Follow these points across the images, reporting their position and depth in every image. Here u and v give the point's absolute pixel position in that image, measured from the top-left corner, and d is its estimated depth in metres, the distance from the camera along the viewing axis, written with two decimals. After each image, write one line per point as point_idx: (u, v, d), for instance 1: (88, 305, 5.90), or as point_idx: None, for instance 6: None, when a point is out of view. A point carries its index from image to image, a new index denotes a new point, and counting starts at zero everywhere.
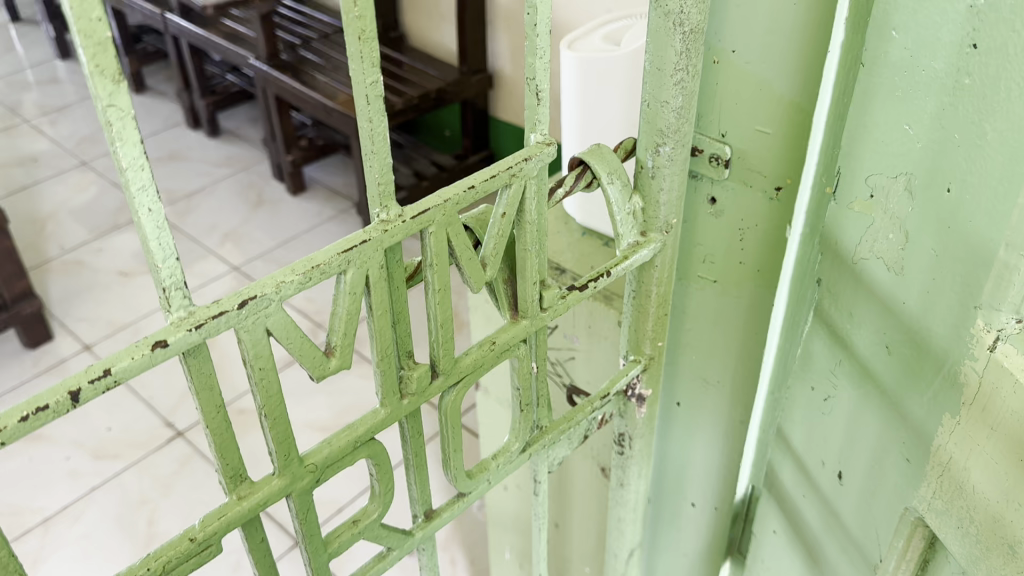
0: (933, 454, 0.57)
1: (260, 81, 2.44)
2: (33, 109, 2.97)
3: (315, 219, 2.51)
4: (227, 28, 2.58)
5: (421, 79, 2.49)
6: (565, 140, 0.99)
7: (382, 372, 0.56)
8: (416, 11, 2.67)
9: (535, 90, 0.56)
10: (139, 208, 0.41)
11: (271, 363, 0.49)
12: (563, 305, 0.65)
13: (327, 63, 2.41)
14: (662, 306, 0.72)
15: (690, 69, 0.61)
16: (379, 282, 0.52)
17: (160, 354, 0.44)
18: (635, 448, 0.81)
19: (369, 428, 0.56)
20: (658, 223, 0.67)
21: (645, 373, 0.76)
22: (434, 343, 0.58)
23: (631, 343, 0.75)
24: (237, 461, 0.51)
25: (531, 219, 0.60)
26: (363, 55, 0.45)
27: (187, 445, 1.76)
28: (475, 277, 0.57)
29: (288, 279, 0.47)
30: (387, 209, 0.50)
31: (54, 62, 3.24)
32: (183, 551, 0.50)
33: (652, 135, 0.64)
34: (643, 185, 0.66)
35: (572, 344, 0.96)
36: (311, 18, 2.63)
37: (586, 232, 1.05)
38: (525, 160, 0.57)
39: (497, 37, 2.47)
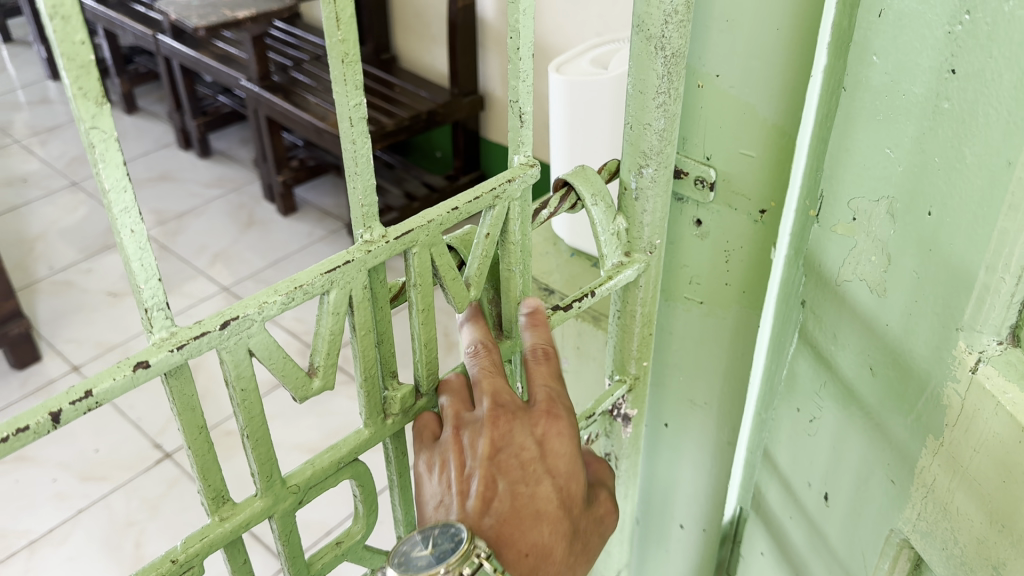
0: (917, 474, 0.57)
1: (252, 102, 2.45)
2: (24, 129, 2.97)
3: (306, 240, 2.53)
4: (219, 49, 2.60)
5: (412, 100, 2.51)
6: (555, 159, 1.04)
7: (366, 394, 0.56)
8: (408, 34, 2.69)
9: (519, 113, 0.56)
10: (122, 229, 0.41)
11: (252, 385, 0.49)
12: (547, 327, 0.65)
13: (319, 85, 2.43)
14: (646, 325, 0.73)
15: (671, 92, 0.61)
16: (362, 302, 0.52)
17: (141, 374, 0.44)
18: (621, 466, 0.83)
19: (352, 448, 0.56)
20: (641, 243, 0.68)
21: (630, 393, 0.76)
22: (417, 363, 0.59)
23: (617, 361, 0.75)
24: (219, 483, 0.51)
25: (516, 240, 0.61)
26: (346, 77, 0.45)
27: (175, 467, 1.74)
28: (459, 298, 0.58)
29: (271, 300, 0.47)
30: (370, 231, 0.51)
31: (45, 83, 3.25)
32: (165, 572, 0.49)
33: (635, 156, 0.64)
34: (626, 207, 0.67)
35: (562, 365, 0.99)
36: (303, 40, 2.65)
37: (574, 253, 1.07)
38: (509, 181, 0.57)
39: (489, 59, 2.50)
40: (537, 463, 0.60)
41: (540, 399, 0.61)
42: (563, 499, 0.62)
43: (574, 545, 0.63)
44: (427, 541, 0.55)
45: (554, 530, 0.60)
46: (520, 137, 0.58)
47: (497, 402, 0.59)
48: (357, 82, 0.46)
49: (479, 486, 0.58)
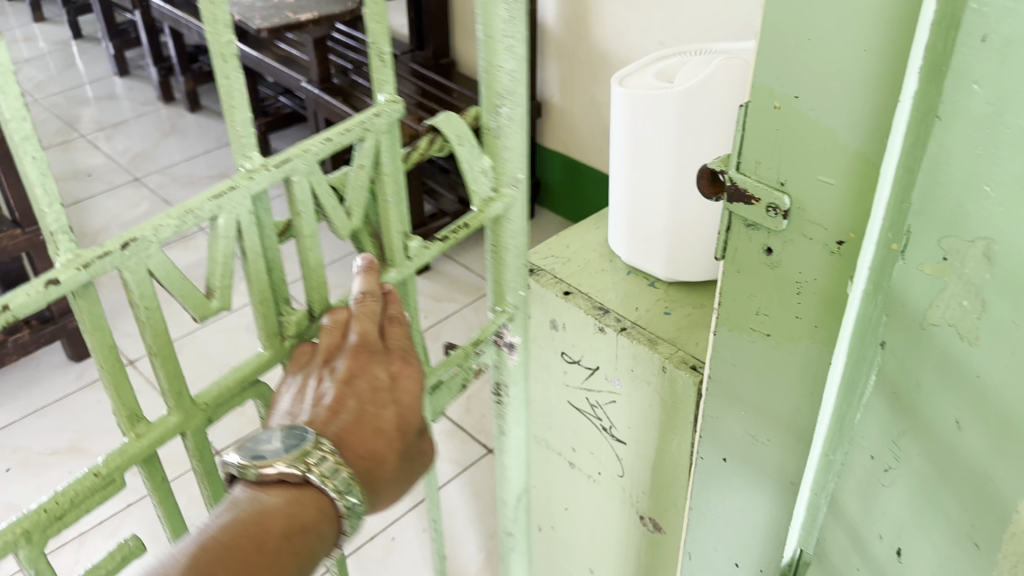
0: (1012, 532, 0.60)
1: (311, 104, 2.46)
2: (91, 124, 3.04)
3: None
4: (282, 51, 2.63)
5: (469, 105, 2.48)
6: (612, 168, 1.05)
7: (262, 316, 0.66)
8: (468, 39, 2.70)
9: (378, 54, 0.66)
10: (24, 155, 0.48)
11: (154, 301, 0.58)
12: (426, 254, 0.77)
13: (378, 88, 2.44)
14: (517, 257, 0.88)
15: (517, 35, 0.75)
16: (248, 225, 0.61)
17: (52, 290, 0.51)
18: (510, 394, 0.98)
19: (253, 368, 0.66)
20: (507, 177, 0.81)
21: (511, 322, 0.92)
22: (309, 288, 0.69)
23: (496, 295, 0.90)
24: (132, 402, 0.60)
25: (388, 172, 0.71)
26: (215, 19, 0.54)
27: None
28: (341, 224, 0.67)
29: (165, 224, 0.55)
30: (250, 160, 0.60)
31: (113, 79, 3.32)
32: (89, 484, 0.58)
33: (492, 99, 0.78)
34: (490, 146, 0.80)
35: (614, 387, 1.03)
36: (364, 43, 2.68)
37: (631, 270, 1.09)
38: (375, 116, 0.67)
39: (548, 65, 2.54)
40: (385, 392, 0.68)
41: (398, 344, 0.70)
42: (401, 427, 0.69)
43: (403, 462, 0.69)
44: (275, 438, 0.62)
45: (389, 446, 0.67)
46: (380, 78, 0.68)
47: (363, 339, 0.67)
48: (227, 20, 0.55)
49: (331, 401, 0.65)
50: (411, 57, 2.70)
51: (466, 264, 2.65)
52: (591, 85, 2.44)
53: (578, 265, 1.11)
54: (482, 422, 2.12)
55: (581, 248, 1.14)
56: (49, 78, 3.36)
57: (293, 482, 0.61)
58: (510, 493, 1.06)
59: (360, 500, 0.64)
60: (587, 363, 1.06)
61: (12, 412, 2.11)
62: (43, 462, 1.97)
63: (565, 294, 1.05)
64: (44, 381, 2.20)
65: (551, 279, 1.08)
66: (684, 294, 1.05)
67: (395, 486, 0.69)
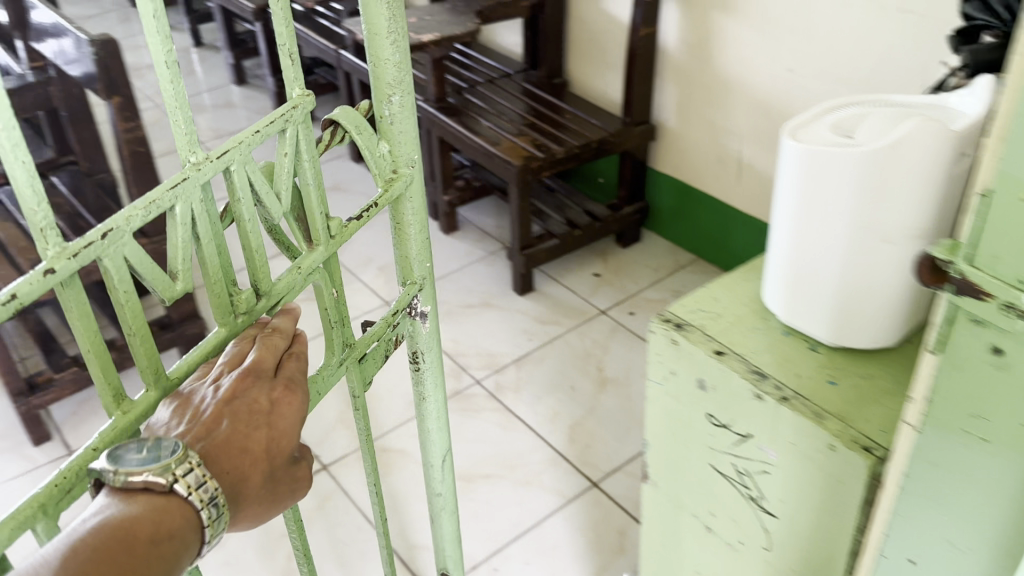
0: None
1: (426, 122, 2.60)
2: (208, 131, 3.14)
3: (465, 258, 2.78)
4: (399, 69, 2.79)
5: (581, 126, 2.49)
6: (775, 225, 1.00)
7: (217, 298, 0.74)
8: (582, 58, 2.68)
9: (290, 53, 0.75)
10: (13, 159, 0.54)
11: (130, 287, 0.65)
12: (346, 231, 0.88)
13: (492, 108, 2.58)
14: (415, 229, 1.03)
15: (399, 31, 0.89)
16: (200, 210, 0.68)
17: (49, 278, 0.57)
18: (426, 358, 1.13)
19: (213, 345, 0.76)
20: (402, 159, 0.96)
21: (421, 294, 1.08)
22: (251, 272, 0.77)
23: (404, 273, 1.06)
24: (114, 385, 0.67)
25: (308, 159, 0.81)
26: (158, 21, 0.60)
27: (331, 480, 2.05)
28: (273, 206, 0.77)
29: (134, 213, 0.62)
30: (195, 154, 0.66)
31: (230, 87, 3.42)
32: (89, 458, 0.66)
33: (383, 90, 0.91)
34: (386, 132, 0.94)
35: (767, 458, 0.99)
36: (477, 62, 2.83)
37: (789, 330, 1.04)
38: (294, 107, 0.77)
39: (665, 87, 2.50)
40: (260, 415, 0.76)
41: (280, 378, 0.80)
42: (270, 448, 0.76)
43: (264, 489, 0.76)
44: (145, 445, 0.66)
45: (254, 464, 0.75)
46: (293, 74, 0.77)
47: (254, 364, 0.78)
48: (165, 22, 0.61)
49: (210, 417, 0.74)
50: (524, 77, 2.74)
51: (571, 286, 2.61)
52: (712, 109, 2.40)
53: (730, 319, 1.06)
54: (585, 453, 2.08)
55: (731, 300, 1.09)
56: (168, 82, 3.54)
57: (159, 491, 0.66)
58: (434, 458, 1.25)
59: (222, 509, 0.70)
60: (738, 429, 1.01)
61: None
62: None
63: (718, 355, 1.00)
64: None
65: (701, 336, 1.03)
66: (851, 361, 1.00)
67: (255, 505, 0.75)
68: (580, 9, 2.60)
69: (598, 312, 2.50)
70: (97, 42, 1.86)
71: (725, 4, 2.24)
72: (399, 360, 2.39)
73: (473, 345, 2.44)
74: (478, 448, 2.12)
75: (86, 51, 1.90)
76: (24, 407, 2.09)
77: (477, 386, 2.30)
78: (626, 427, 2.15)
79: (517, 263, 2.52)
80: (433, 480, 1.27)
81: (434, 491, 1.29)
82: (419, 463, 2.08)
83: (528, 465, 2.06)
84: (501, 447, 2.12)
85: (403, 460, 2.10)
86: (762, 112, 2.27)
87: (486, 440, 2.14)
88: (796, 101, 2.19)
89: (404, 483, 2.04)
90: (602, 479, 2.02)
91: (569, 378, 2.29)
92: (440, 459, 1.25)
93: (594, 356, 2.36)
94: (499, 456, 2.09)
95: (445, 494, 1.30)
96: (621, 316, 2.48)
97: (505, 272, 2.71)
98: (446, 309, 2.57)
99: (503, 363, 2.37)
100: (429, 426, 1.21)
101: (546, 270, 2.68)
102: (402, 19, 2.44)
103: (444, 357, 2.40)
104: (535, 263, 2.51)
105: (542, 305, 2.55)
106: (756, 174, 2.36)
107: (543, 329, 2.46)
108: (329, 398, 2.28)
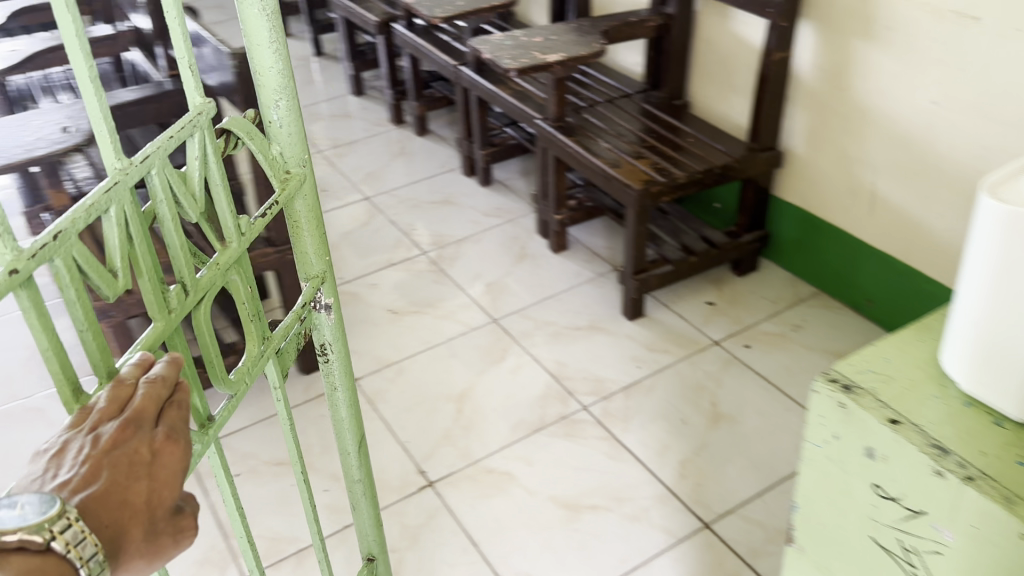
0: None
1: (543, 141, 2.60)
2: (327, 139, 3.57)
3: (574, 280, 2.73)
4: (517, 86, 2.82)
5: (704, 150, 2.42)
6: (960, 285, 0.96)
7: (153, 297, 0.80)
8: (706, 81, 2.63)
9: (191, 68, 0.83)
10: None
11: (80, 288, 0.70)
12: (254, 227, 0.98)
13: (610, 128, 2.53)
14: (308, 226, 1.12)
15: (278, 42, 0.97)
16: (130, 208, 0.75)
17: (15, 278, 0.62)
18: (331, 346, 1.22)
19: (150, 339, 0.80)
20: (292, 162, 1.06)
21: (323, 286, 1.17)
22: (180, 270, 0.85)
23: (305, 271, 1.15)
24: (69, 386, 0.72)
25: (213, 162, 0.88)
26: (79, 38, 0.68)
27: (436, 497, 2.04)
28: (188, 203, 0.85)
29: (78, 215, 0.68)
30: (120, 161, 0.73)
31: (347, 97, 3.86)
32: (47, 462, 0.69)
33: (270, 98, 1.01)
34: (273, 135, 1.04)
35: (942, 539, 0.92)
36: (597, 82, 2.81)
37: (966, 400, 0.99)
38: (201, 112, 0.84)
39: (794, 114, 2.42)
40: (141, 466, 0.72)
41: (162, 426, 0.76)
42: (151, 501, 0.72)
43: (153, 543, 0.71)
44: (18, 504, 0.62)
45: (133, 519, 0.70)
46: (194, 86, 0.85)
47: (140, 405, 0.74)
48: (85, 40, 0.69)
49: (86, 470, 0.69)
50: (643, 97, 2.69)
51: (684, 314, 2.55)
52: (847, 140, 2.31)
53: (902, 384, 1.01)
54: (697, 492, 2.01)
55: (902, 364, 1.04)
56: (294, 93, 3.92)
57: (35, 549, 0.62)
58: (349, 446, 1.35)
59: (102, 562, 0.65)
60: (909, 504, 0.95)
61: (247, 416, 2.31)
62: (270, 471, 2.14)
63: (892, 425, 0.95)
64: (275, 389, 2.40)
65: (872, 402, 0.97)
66: None
67: (137, 560, 0.70)
68: (708, 31, 2.56)
69: (711, 344, 2.44)
70: (238, 55, 1.92)
71: (867, 30, 2.14)
72: (506, 380, 2.37)
73: (580, 369, 2.39)
74: (585, 477, 2.06)
75: (227, 63, 1.96)
76: None
77: (584, 412, 2.25)
78: (740, 467, 2.07)
79: (629, 287, 2.45)
80: (348, 466, 1.37)
81: (352, 477, 1.39)
82: (524, 489, 2.05)
83: (637, 499, 2.00)
84: (608, 478, 2.06)
85: (507, 483, 2.07)
86: (901, 144, 2.17)
87: (592, 469, 2.08)
88: (940, 135, 2.06)
89: (507, 507, 2.00)
90: (715, 521, 1.94)
91: (680, 411, 2.22)
92: (355, 446, 1.35)
93: (706, 389, 2.28)
94: (606, 487, 2.03)
95: (363, 478, 1.41)
96: (736, 349, 2.41)
97: (615, 296, 2.66)
98: (553, 330, 2.54)
99: (611, 390, 2.31)
100: (340, 415, 1.31)
101: (658, 296, 2.63)
102: (527, 37, 2.44)
103: (550, 380, 2.36)
104: (648, 288, 2.44)
105: (653, 331, 2.50)
106: (889, 210, 2.27)
107: (653, 357, 2.40)
108: (436, 414, 2.28)
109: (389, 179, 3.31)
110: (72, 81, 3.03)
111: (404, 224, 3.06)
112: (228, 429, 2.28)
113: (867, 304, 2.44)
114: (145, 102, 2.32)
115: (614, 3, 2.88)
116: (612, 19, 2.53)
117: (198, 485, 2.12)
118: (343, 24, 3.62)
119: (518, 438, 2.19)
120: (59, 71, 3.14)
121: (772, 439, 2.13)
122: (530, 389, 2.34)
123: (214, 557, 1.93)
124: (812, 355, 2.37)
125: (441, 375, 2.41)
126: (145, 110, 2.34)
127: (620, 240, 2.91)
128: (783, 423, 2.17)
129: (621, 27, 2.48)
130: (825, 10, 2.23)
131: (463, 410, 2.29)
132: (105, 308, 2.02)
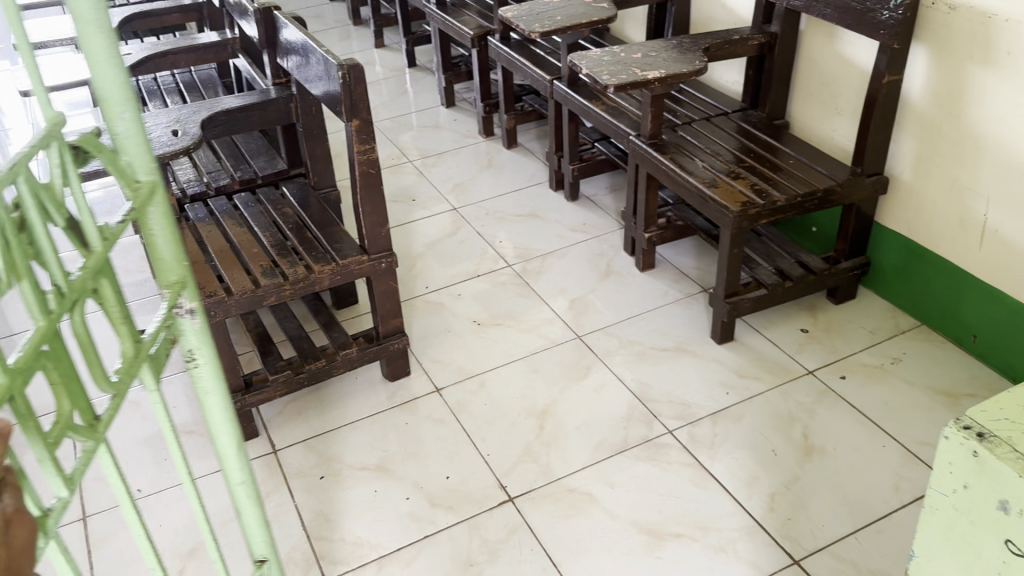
0: None
1: (637, 158, 2.57)
2: (416, 150, 3.62)
3: (660, 299, 2.69)
4: (611, 102, 2.79)
5: (805, 173, 2.34)
6: None
7: (29, 294, 0.74)
8: (809, 102, 2.56)
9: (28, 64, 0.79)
10: None
11: None
12: (114, 228, 0.88)
13: (707, 147, 2.49)
14: (154, 230, 0.98)
15: (104, 26, 0.86)
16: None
17: None
18: (197, 357, 1.07)
19: (33, 339, 0.75)
20: (138, 168, 0.94)
21: (191, 299, 1.04)
22: (53, 271, 0.80)
23: (163, 279, 1.02)
24: None
25: (56, 160, 0.81)
26: None
27: (516, 514, 2.02)
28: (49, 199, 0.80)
29: None
30: None
31: (438, 109, 3.90)
32: None
33: (107, 95, 0.89)
34: (117, 137, 0.92)
35: None
36: (693, 99, 2.77)
37: None
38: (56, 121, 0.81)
39: (902, 139, 2.33)
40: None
41: (10, 499, 0.68)
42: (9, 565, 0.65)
43: None
44: None
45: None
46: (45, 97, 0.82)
47: None
48: None
49: None
50: (742, 116, 2.64)
51: (776, 340, 2.48)
52: (958, 168, 2.21)
53: None
54: (786, 526, 1.94)
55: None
56: (387, 103, 4.00)
57: None
58: (225, 449, 1.16)
59: None
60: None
61: (333, 420, 2.35)
62: (352, 476, 2.16)
63: None
64: (361, 395, 2.43)
65: (1009, 452, 0.91)
66: None
67: None
68: (813, 50, 2.49)
69: (804, 373, 2.36)
70: (345, 67, 1.96)
71: (986, 55, 2.04)
72: (589, 399, 2.34)
73: (665, 391, 2.34)
74: (669, 503, 2.02)
75: (334, 74, 2.00)
76: (239, 404, 2.23)
77: (669, 436, 2.20)
78: (833, 504, 1.98)
79: (719, 310, 2.41)
80: (228, 469, 1.18)
81: (233, 480, 1.19)
82: (605, 511, 2.01)
83: (723, 530, 1.94)
84: (693, 505, 2.01)
85: (589, 503, 2.03)
86: (1018, 175, 2.06)
87: (677, 495, 2.03)
88: None
89: (588, 529, 1.97)
90: (805, 558, 1.86)
91: (770, 441, 2.15)
92: (234, 448, 1.16)
93: (798, 420, 2.21)
94: (691, 515, 1.98)
95: (246, 481, 1.20)
96: (831, 380, 2.32)
97: (703, 318, 2.60)
98: (639, 349, 2.50)
99: (697, 415, 2.25)
100: (212, 414, 1.12)
101: (749, 320, 2.57)
102: (626, 54, 2.42)
103: (634, 401, 2.32)
104: (740, 313, 2.39)
105: (742, 356, 2.44)
106: (1000, 243, 2.16)
107: (742, 383, 2.34)
108: (517, 429, 2.27)
109: (476, 190, 3.33)
110: (179, 86, 3.15)
111: (490, 235, 3.07)
112: (314, 431, 2.32)
113: (973, 340, 2.32)
114: (250, 109, 2.39)
115: (714, 21, 2.83)
116: (713, 36, 2.50)
117: (284, 485, 2.16)
118: (439, 36, 3.68)
119: (601, 458, 2.16)
120: (168, 75, 3.26)
121: (868, 476, 2.04)
122: (613, 409, 2.30)
123: (297, 557, 1.96)
124: (912, 390, 2.26)
125: (523, 389, 2.40)
126: (250, 117, 2.42)
127: (709, 261, 2.86)
128: (879, 459, 2.08)
129: (722, 45, 2.45)
130: (940, 33, 2.14)
131: (545, 426, 2.27)
132: (206, 307, 2.08)
